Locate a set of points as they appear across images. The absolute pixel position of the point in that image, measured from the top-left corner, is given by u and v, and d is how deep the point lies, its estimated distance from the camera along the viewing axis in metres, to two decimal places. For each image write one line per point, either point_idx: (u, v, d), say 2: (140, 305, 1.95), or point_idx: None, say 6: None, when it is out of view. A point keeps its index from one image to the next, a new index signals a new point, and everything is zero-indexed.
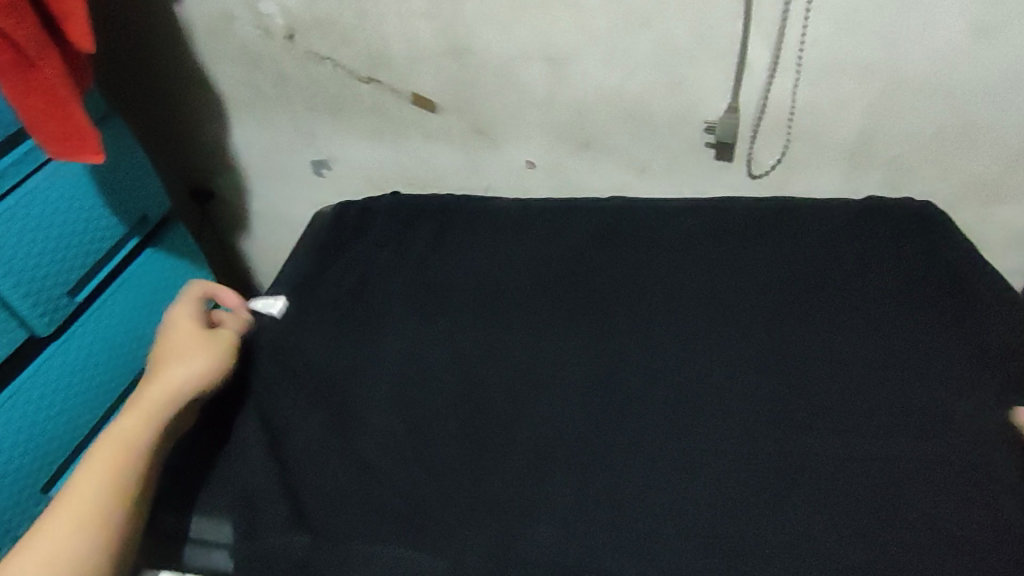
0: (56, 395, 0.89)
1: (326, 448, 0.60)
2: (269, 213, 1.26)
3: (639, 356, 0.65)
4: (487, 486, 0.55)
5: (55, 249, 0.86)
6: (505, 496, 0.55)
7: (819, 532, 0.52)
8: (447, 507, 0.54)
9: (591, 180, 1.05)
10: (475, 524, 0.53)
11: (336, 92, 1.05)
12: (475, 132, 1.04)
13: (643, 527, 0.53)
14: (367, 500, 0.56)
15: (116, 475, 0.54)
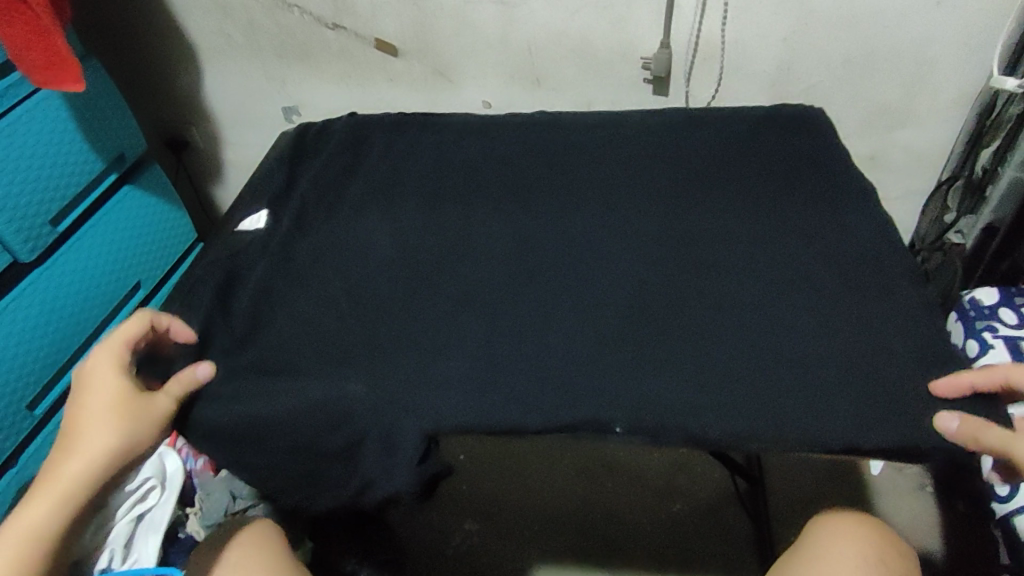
0: (39, 318, 0.96)
1: (291, 320, 0.69)
2: (242, 160, 1.32)
3: (559, 246, 0.74)
4: (435, 354, 0.64)
5: (34, 180, 0.92)
6: (446, 365, 0.63)
7: (714, 368, 0.61)
8: (399, 372, 0.63)
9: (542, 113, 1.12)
10: (421, 386, 0.62)
11: (304, 39, 1.10)
12: (435, 73, 1.10)
13: (548, 369, 0.62)
14: (313, 355, 0.65)
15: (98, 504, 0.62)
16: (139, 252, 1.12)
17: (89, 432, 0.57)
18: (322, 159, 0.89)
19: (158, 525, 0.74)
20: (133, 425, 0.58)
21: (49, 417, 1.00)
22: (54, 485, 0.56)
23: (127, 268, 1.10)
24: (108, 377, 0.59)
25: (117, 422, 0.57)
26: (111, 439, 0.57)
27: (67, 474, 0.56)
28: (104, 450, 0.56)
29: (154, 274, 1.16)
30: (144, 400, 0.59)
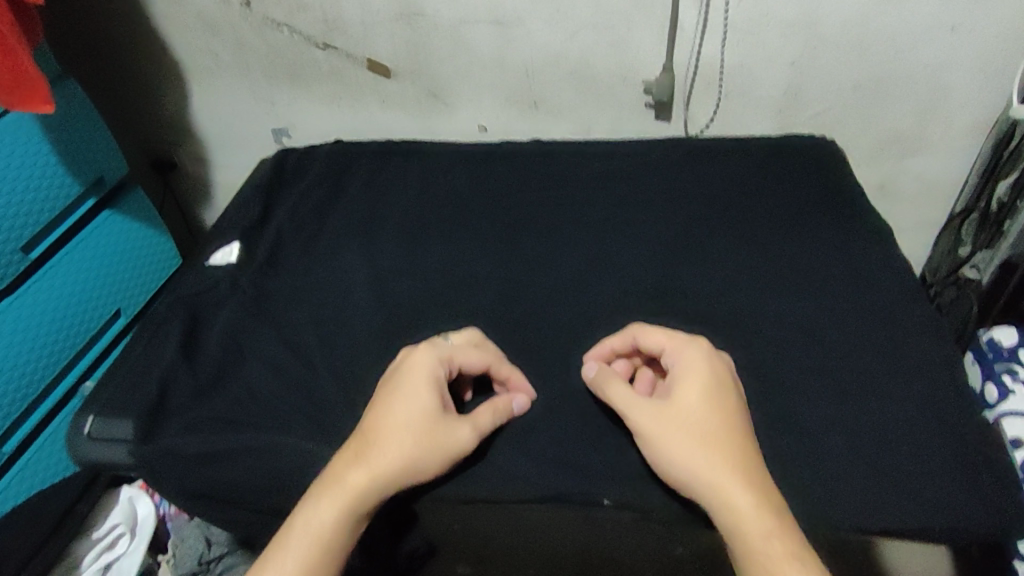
0: (7, 350, 0.90)
1: (269, 365, 0.64)
2: (229, 183, 1.28)
3: (553, 290, 0.70)
4: None
5: (4, 206, 0.87)
6: None
7: None
8: None
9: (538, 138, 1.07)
10: None
11: (294, 59, 1.06)
12: (429, 95, 1.05)
13: (541, 439, 0.59)
14: (283, 405, 0.61)
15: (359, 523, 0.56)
16: (120, 278, 1.06)
17: (390, 451, 0.53)
18: (304, 187, 0.85)
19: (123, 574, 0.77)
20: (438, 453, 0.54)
21: (18, 454, 0.95)
22: (340, 492, 0.51)
23: (107, 296, 1.05)
24: (419, 395, 0.55)
25: (415, 446, 0.53)
26: (412, 471, 0.53)
27: (363, 493, 0.52)
28: (394, 472, 0.52)
29: (135, 302, 1.10)
30: (453, 431, 0.55)
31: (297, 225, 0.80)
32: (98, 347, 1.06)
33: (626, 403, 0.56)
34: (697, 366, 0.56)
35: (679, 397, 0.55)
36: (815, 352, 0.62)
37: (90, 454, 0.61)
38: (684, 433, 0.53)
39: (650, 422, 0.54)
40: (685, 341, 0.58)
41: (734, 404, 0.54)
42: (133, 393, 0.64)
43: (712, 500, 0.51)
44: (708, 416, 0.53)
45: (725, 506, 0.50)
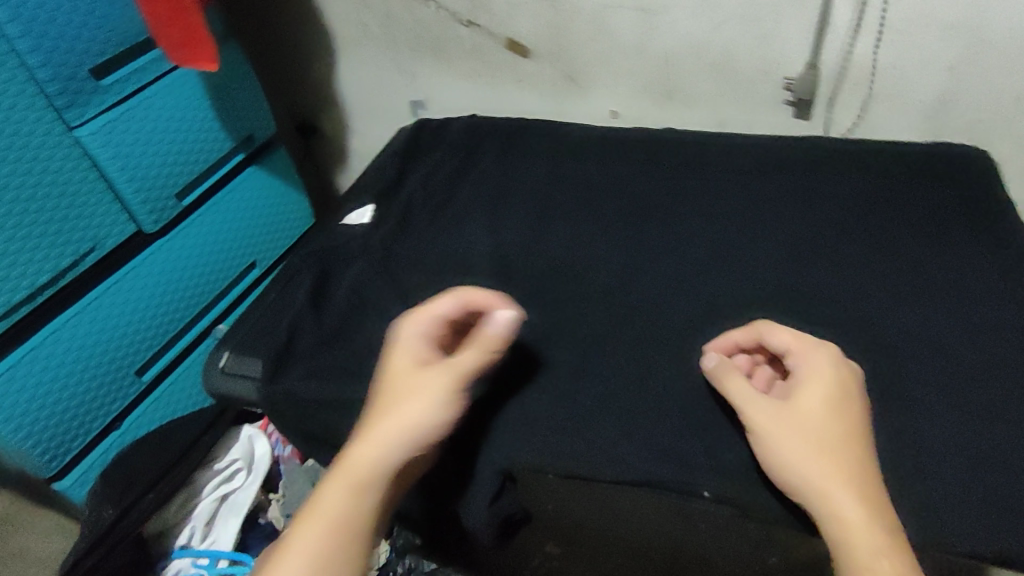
0: (154, 287, 0.98)
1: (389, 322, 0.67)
2: (365, 151, 1.33)
3: (669, 282, 0.69)
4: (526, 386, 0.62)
5: (163, 154, 0.94)
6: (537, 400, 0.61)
7: None
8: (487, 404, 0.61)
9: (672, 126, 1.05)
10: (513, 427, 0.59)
11: (439, 34, 1.09)
12: (565, 78, 1.06)
13: (644, 426, 0.59)
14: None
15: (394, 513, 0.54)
16: (257, 231, 1.13)
17: (372, 420, 0.53)
18: (437, 157, 0.88)
19: (237, 505, 0.83)
20: (417, 397, 0.54)
21: (156, 383, 1.04)
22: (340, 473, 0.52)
23: (245, 247, 1.12)
24: (394, 364, 0.56)
25: (392, 407, 0.53)
26: (396, 420, 0.53)
27: (352, 461, 0.52)
28: (379, 438, 0.52)
29: (270, 254, 1.18)
30: (428, 375, 0.55)
31: (425, 193, 0.83)
32: (232, 293, 1.13)
33: (744, 399, 0.55)
34: (824, 372, 0.54)
35: (800, 400, 0.53)
36: (944, 370, 0.59)
37: (221, 386, 0.66)
38: (802, 436, 0.51)
39: (767, 420, 0.53)
40: (813, 345, 0.56)
41: (858, 415, 0.53)
42: (264, 335, 0.69)
43: (822, 506, 0.49)
44: (830, 422, 0.52)
45: (832, 515, 0.48)
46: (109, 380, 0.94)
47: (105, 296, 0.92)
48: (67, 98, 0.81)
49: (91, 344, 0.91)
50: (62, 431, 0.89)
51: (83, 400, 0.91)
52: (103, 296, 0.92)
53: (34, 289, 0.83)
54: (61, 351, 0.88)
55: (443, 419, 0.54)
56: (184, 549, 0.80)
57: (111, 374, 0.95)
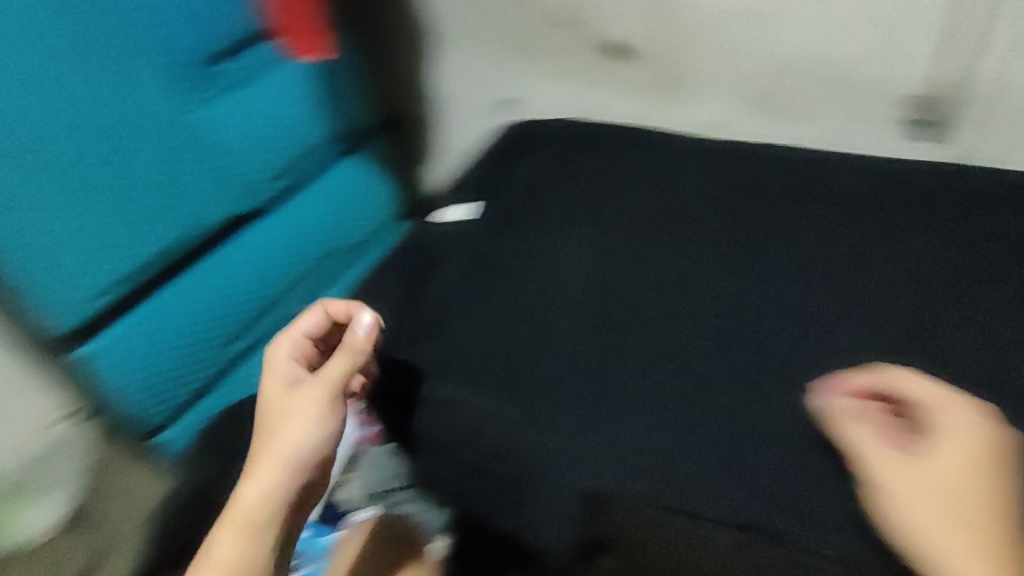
0: (250, 267, 0.98)
1: None
2: (444, 145, 1.29)
3: (721, 324, 0.78)
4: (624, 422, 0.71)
5: (266, 138, 0.95)
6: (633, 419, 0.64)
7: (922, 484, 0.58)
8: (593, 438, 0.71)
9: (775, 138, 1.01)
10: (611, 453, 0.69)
11: (541, 33, 1.08)
12: (667, 83, 1.03)
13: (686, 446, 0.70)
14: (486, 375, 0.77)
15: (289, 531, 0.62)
16: (353, 220, 1.11)
17: (263, 452, 0.60)
18: None
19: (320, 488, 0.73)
20: (298, 415, 0.62)
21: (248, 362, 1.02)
22: (238, 513, 0.58)
23: (340, 236, 1.10)
24: (277, 393, 0.64)
25: (276, 436, 0.61)
26: (287, 445, 0.60)
27: (245, 501, 0.58)
28: (271, 474, 0.59)
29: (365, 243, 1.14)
30: (305, 393, 0.63)
31: None
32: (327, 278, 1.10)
33: (871, 445, 0.59)
34: (973, 439, 0.57)
35: (936, 453, 0.56)
36: None
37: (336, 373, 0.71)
38: (946, 492, 0.54)
39: (906, 469, 0.56)
40: (964, 410, 0.59)
41: (1007, 487, 0.55)
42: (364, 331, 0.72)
43: (941, 550, 0.51)
44: (977, 487, 0.54)
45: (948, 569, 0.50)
46: (205, 358, 0.94)
47: (202, 275, 0.93)
48: (185, 84, 0.85)
49: (201, 315, 0.92)
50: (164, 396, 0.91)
51: (190, 368, 0.93)
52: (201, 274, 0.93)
53: (144, 258, 0.85)
54: (172, 320, 0.90)
55: (324, 429, 0.62)
56: None
57: (206, 352, 0.94)
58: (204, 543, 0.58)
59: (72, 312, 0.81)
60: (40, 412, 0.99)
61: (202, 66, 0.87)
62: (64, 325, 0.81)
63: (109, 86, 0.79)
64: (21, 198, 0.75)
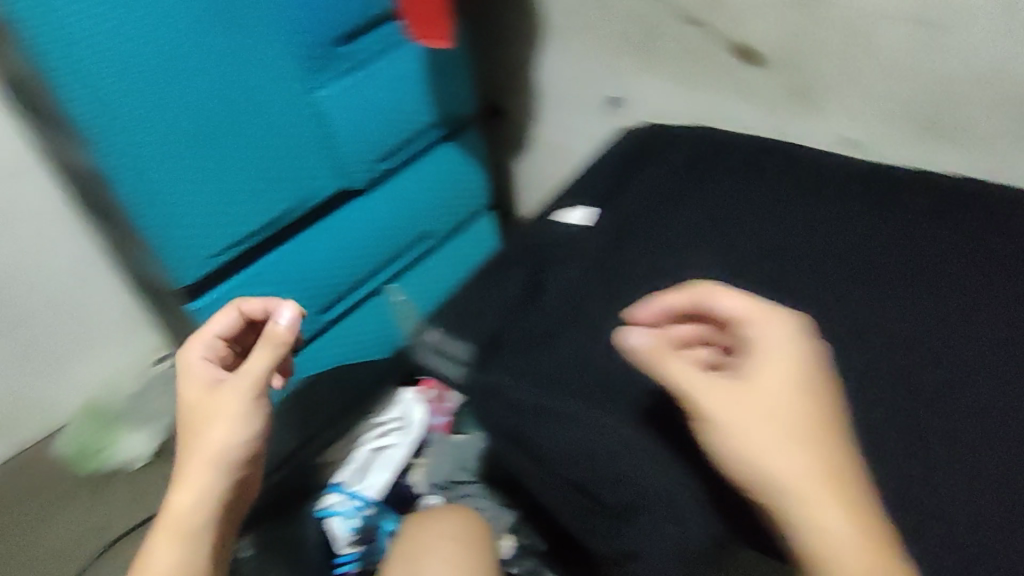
0: (347, 243, 1.04)
1: None
2: (548, 142, 1.31)
3: (880, 361, 0.66)
4: None
5: (377, 120, 0.99)
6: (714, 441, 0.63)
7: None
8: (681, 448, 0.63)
9: (925, 160, 0.87)
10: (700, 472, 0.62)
11: (652, 28, 0.98)
12: (798, 91, 0.90)
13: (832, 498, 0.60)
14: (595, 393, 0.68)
15: (224, 540, 0.60)
16: (443, 202, 1.16)
17: (191, 461, 0.60)
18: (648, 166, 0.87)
19: (392, 462, 0.86)
20: (221, 415, 0.62)
21: (333, 327, 1.11)
22: (168, 526, 0.58)
23: (429, 216, 1.15)
24: (199, 400, 0.64)
25: (200, 445, 0.61)
26: (210, 449, 0.60)
27: (174, 511, 0.58)
28: (203, 480, 0.59)
29: (449, 224, 1.20)
30: (226, 395, 0.63)
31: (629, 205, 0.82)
32: (412, 254, 1.17)
33: (686, 377, 0.53)
34: (780, 348, 0.53)
35: (756, 382, 0.52)
36: None
37: (432, 361, 0.74)
38: (765, 413, 0.51)
39: (741, 400, 0.52)
40: (768, 318, 0.55)
41: (824, 397, 0.52)
42: (465, 324, 0.75)
43: (786, 476, 0.49)
44: (801, 405, 0.51)
45: (817, 527, 0.48)
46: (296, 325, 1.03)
47: (303, 246, 1.00)
48: (314, 63, 0.89)
49: (298, 285, 1.00)
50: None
51: None
52: (300, 246, 0.99)
53: (259, 223, 0.92)
54: (274, 283, 0.98)
55: (250, 426, 0.62)
56: (339, 487, 0.84)
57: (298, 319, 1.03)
58: (140, 556, 0.58)
59: (190, 270, 0.88)
60: (150, 350, 1.35)
61: (329, 44, 0.89)
62: (183, 279, 0.89)
63: (246, 62, 0.83)
64: (167, 166, 0.82)
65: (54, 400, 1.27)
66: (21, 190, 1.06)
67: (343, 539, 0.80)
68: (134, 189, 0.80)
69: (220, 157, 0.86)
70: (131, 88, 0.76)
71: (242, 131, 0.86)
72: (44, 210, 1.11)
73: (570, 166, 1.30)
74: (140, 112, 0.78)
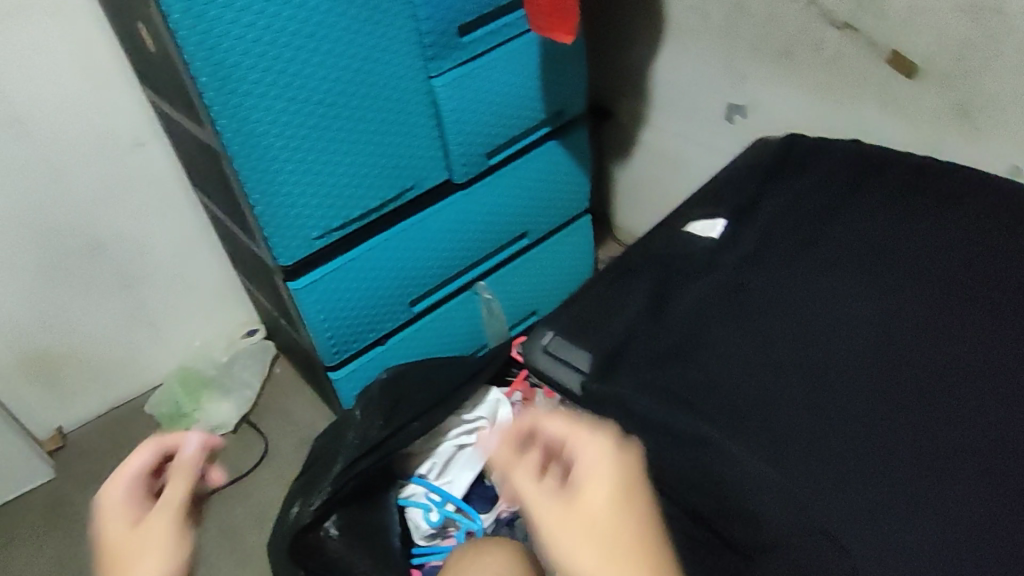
0: (445, 235, 1.03)
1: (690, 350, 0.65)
2: (658, 150, 1.25)
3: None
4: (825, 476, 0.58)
5: (487, 112, 0.97)
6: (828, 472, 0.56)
7: None
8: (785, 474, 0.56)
9: None
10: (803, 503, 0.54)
11: (796, 33, 0.92)
12: (953, 110, 0.83)
13: None
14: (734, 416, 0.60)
15: None
16: (544, 201, 1.13)
17: None
18: (776, 179, 0.81)
19: (474, 459, 0.85)
20: (151, 554, 0.42)
21: (422, 318, 1.11)
22: None
23: (529, 214, 1.12)
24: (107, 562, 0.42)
25: None
26: None
27: None
28: None
29: (548, 224, 1.17)
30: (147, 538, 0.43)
31: (753, 217, 0.77)
32: (508, 251, 1.15)
33: (521, 499, 0.40)
34: (598, 457, 0.41)
35: (588, 501, 0.39)
36: None
37: (544, 365, 0.69)
38: (575, 533, 0.38)
39: (548, 515, 0.39)
40: (585, 433, 0.43)
41: (651, 519, 0.39)
42: (566, 325, 0.71)
43: None
44: (619, 523, 0.38)
45: None
46: (386, 312, 1.03)
47: (402, 234, 0.99)
48: (434, 51, 0.88)
49: (394, 273, 1.00)
50: (354, 332, 1.01)
51: (375, 313, 1.01)
52: (400, 234, 0.99)
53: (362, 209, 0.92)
54: (370, 268, 0.97)
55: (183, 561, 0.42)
56: (422, 478, 0.85)
57: (388, 306, 1.03)
58: None
59: (293, 249, 0.89)
60: (240, 322, 1.38)
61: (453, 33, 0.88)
62: (285, 258, 0.89)
63: (371, 46, 0.82)
64: (282, 146, 0.82)
65: (152, 360, 1.32)
66: (145, 157, 1.11)
67: (421, 530, 0.83)
68: (246, 166, 0.81)
69: (333, 141, 0.86)
70: (263, 66, 0.76)
71: (357, 116, 0.86)
72: (162, 177, 1.14)
73: (678, 178, 1.25)
74: (267, 89, 0.78)
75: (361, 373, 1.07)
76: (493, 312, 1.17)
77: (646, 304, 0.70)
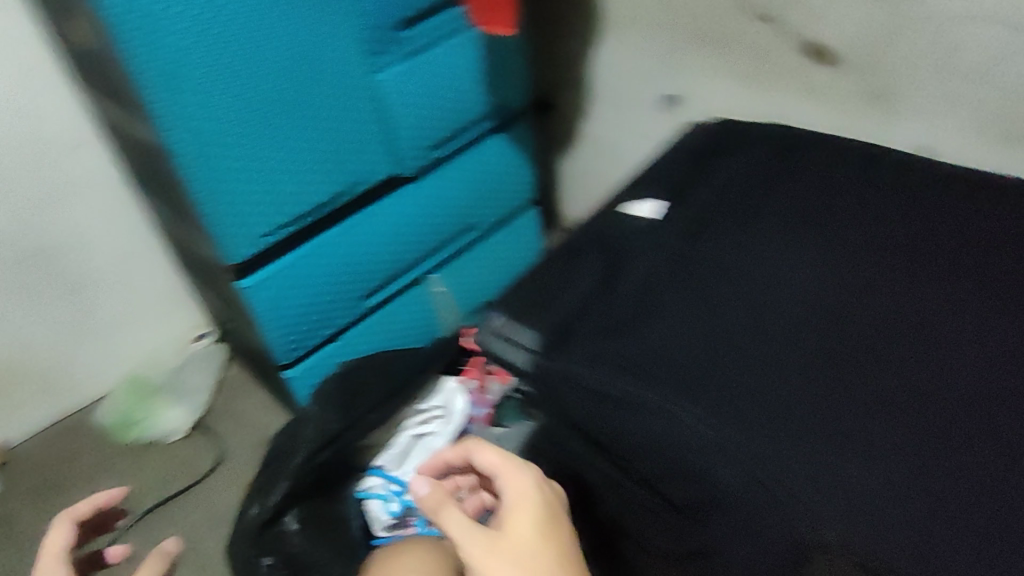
0: (392, 228, 1.04)
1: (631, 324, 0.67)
2: (601, 138, 1.28)
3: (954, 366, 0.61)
4: None
5: (429, 104, 0.98)
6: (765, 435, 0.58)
7: None
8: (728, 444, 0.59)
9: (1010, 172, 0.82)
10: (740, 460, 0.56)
11: (724, 24, 0.96)
12: (874, 93, 0.87)
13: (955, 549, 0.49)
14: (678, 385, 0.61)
15: None
16: (490, 192, 1.15)
17: None
18: (711, 165, 0.84)
19: (430, 449, 0.82)
20: None
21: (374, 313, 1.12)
22: None
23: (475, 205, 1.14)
24: None
25: None
26: None
27: None
28: None
29: (495, 215, 1.19)
30: None
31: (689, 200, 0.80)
32: (456, 242, 1.16)
33: (460, 532, 0.54)
34: (521, 496, 0.56)
35: (512, 532, 0.55)
36: None
37: (495, 346, 0.68)
38: (506, 561, 0.53)
39: (479, 547, 0.54)
40: (512, 467, 0.58)
41: (560, 543, 0.55)
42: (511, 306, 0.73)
43: None
44: (537, 553, 0.54)
45: None
46: (337, 306, 1.03)
47: (350, 229, 1.00)
48: (374, 43, 0.88)
49: (342, 266, 1.01)
50: (307, 329, 1.02)
51: (325, 308, 1.02)
52: (347, 228, 0.99)
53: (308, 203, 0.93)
54: (318, 263, 0.98)
55: None
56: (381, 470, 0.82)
57: (339, 300, 1.03)
58: None
59: (240, 246, 0.89)
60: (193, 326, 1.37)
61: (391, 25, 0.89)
62: (232, 254, 0.89)
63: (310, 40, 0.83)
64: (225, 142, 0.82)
65: (99, 368, 1.30)
66: (80, 161, 1.09)
67: (381, 522, 0.80)
68: (189, 161, 0.81)
69: (276, 136, 0.86)
70: (202, 64, 0.77)
71: (300, 110, 0.86)
72: (101, 182, 1.13)
73: (621, 166, 1.28)
74: (207, 86, 0.78)
75: (315, 369, 1.07)
76: (444, 303, 1.18)
77: (590, 284, 0.71)
